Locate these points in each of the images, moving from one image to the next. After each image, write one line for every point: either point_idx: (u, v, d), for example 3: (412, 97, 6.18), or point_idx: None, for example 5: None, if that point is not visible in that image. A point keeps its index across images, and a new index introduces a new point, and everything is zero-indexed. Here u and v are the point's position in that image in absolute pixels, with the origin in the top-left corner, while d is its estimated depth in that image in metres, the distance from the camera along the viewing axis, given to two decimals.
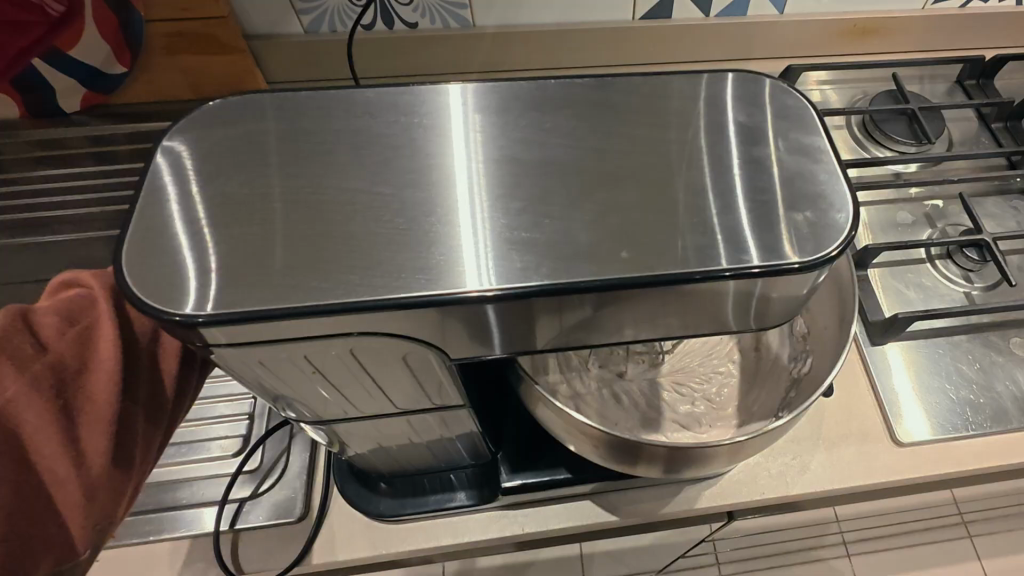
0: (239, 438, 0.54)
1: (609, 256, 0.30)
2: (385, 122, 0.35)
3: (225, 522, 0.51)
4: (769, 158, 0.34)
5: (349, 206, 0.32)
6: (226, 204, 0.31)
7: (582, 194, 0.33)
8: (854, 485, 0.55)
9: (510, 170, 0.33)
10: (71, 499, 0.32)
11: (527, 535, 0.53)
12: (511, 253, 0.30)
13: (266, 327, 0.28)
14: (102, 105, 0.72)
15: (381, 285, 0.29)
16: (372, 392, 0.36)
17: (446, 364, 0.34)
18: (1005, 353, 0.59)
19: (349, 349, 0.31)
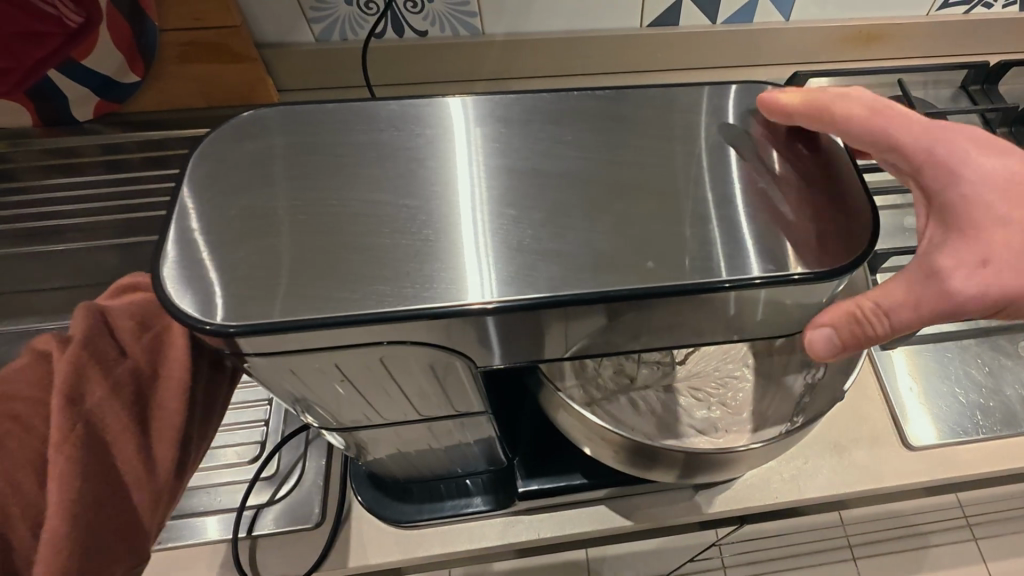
0: (255, 444, 0.54)
1: (626, 265, 0.31)
2: (407, 135, 0.35)
3: (242, 528, 0.51)
4: (776, 170, 0.34)
5: (369, 218, 0.32)
6: (253, 216, 0.32)
7: (595, 205, 0.33)
8: (865, 489, 0.55)
9: (525, 183, 0.34)
10: (144, 501, 0.35)
11: (541, 540, 0.53)
12: (527, 263, 0.31)
13: (291, 338, 0.29)
14: (114, 113, 0.73)
15: (399, 296, 0.29)
16: (397, 399, 0.37)
17: (471, 372, 0.35)
18: (1012, 356, 0.60)
19: (379, 358, 0.32)
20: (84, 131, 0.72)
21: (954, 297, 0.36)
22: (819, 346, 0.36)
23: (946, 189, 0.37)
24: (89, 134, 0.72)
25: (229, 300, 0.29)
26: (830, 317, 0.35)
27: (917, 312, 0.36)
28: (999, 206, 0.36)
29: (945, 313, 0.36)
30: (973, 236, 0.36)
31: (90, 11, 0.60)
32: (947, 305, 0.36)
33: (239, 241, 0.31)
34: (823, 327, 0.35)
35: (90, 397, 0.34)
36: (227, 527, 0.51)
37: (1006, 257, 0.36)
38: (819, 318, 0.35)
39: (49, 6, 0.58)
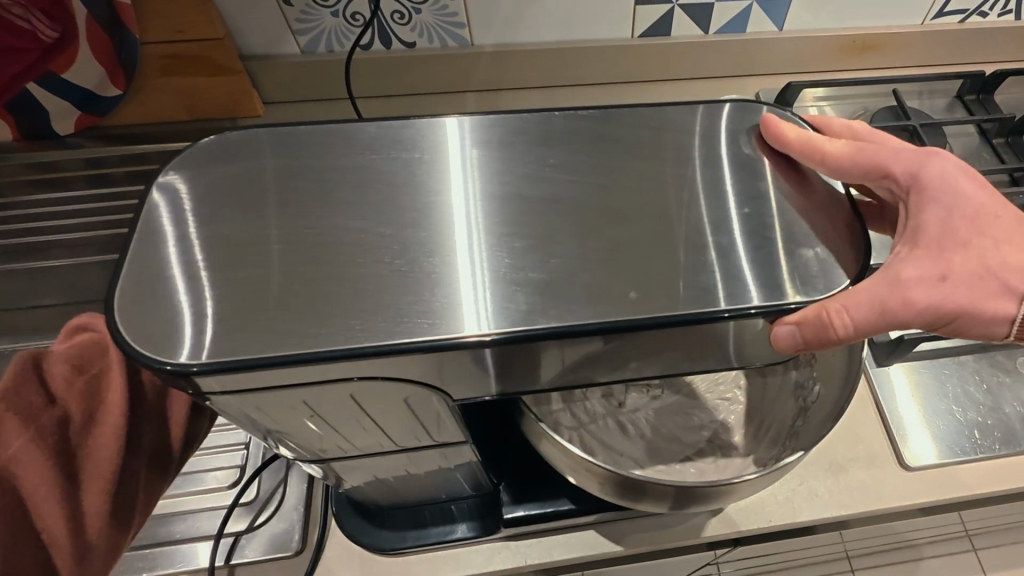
0: (236, 468, 0.53)
1: (617, 296, 0.30)
2: (389, 159, 0.34)
3: (220, 557, 0.50)
4: (770, 194, 0.33)
5: (347, 247, 0.31)
6: (228, 242, 0.31)
7: (587, 231, 0.32)
8: (861, 511, 0.54)
9: (510, 208, 0.32)
10: (69, 552, 0.37)
11: (529, 567, 0.52)
12: (515, 294, 0.29)
13: (263, 373, 0.27)
14: (98, 127, 0.72)
15: (380, 331, 0.28)
16: (372, 431, 0.36)
17: (447, 404, 0.33)
18: (1011, 373, 0.59)
19: (350, 393, 0.30)
20: (67, 146, 0.71)
21: (915, 309, 0.34)
22: (782, 343, 0.31)
23: (922, 215, 0.35)
24: (72, 148, 0.71)
25: (200, 335, 0.27)
26: (803, 314, 0.30)
27: (880, 321, 0.33)
28: (972, 233, 0.36)
29: (899, 327, 0.34)
30: (938, 252, 0.35)
31: (66, 27, 0.62)
32: (907, 317, 0.34)
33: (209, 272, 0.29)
34: (789, 324, 0.30)
35: (4, 452, 0.36)
36: (206, 556, 0.50)
37: (964, 275, 0.36)
38: (789, 315, 0.30)
39: (25, 22, 0.60)
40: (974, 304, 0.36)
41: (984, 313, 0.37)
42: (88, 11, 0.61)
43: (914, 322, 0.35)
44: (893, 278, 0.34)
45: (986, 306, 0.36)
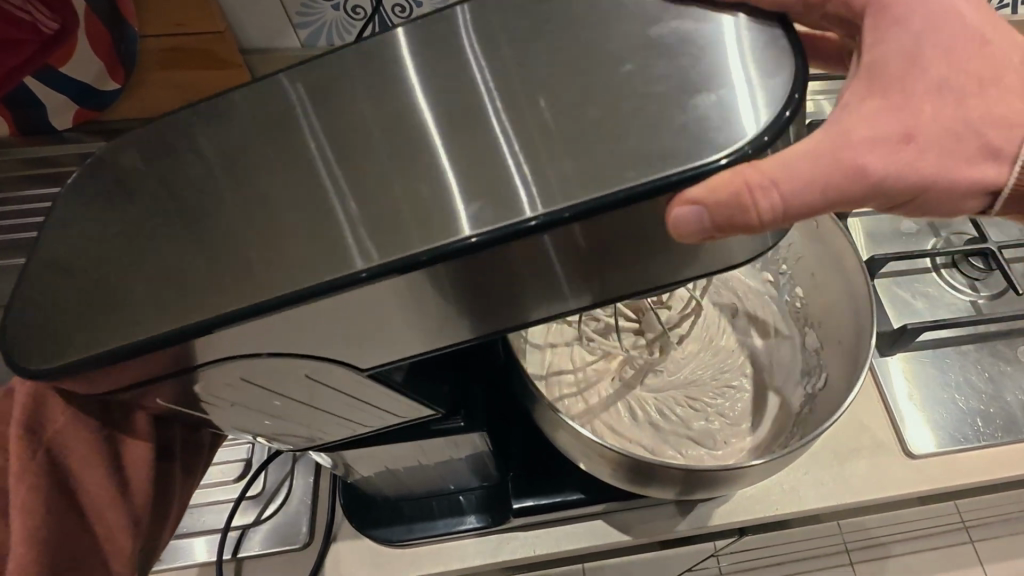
0: (241, 461, 0.53)
1: (448, 213, 0.25)
2: (258, 99, 0.30)
3: (228, 551, 0.50)
4: (665, 45, 0.26)
5: (206, 210, 0.28)
6: (316, 158, 0.28)
7: (437, 136, 0.27)
8: (866, 498, 0.54)
9: (352, 133, 0.28)
10: (117, 526, 0.35)
11: (537, 557, 0.52)
12: (345, 233, 0.26)
13: (248, 332, 0.26)
14: (95, 122, 0.71)
15: (225, 297, 0.26)
16: (338, 418, 0.36)
17: (358, 375, 0.31)
18: (1013, 363, 0.59)
19: (257, 384, 0.31)
20: (65, 140, 0.71)
21: (873, 182, 0.28)
22: (685, 230, 0.25)
23: (883, 48, 0.29)
24: (70, 143, 0.71)
25: (192, 302, 0.26)
26: (715, 189, 0.23)
27: (822, 198, 0.27)
28: (938, 72, 0.29)
29: (851, 206, 0.28)
30: (906, 101, 0.29)
31: (65, 17, 0.60)
32: (863, 192, 0.28)
33: (204, 234, 0.28)
34: (694, 204, 0.24)
35: (51, 425, 0.33)
36: (208, 549, 0.50)
37: (934, 130, 0.29)
38: (693, 191, 0.23)
39: (24, 13, 0.58)
40: (945, 166, 0.30)
41: (962, 183, 0.31)
42: (87, 3, 0.60)
43: (870, 199, 0.29)
44: (846, 142, 0.28)
45: (959, 173, 0.30)
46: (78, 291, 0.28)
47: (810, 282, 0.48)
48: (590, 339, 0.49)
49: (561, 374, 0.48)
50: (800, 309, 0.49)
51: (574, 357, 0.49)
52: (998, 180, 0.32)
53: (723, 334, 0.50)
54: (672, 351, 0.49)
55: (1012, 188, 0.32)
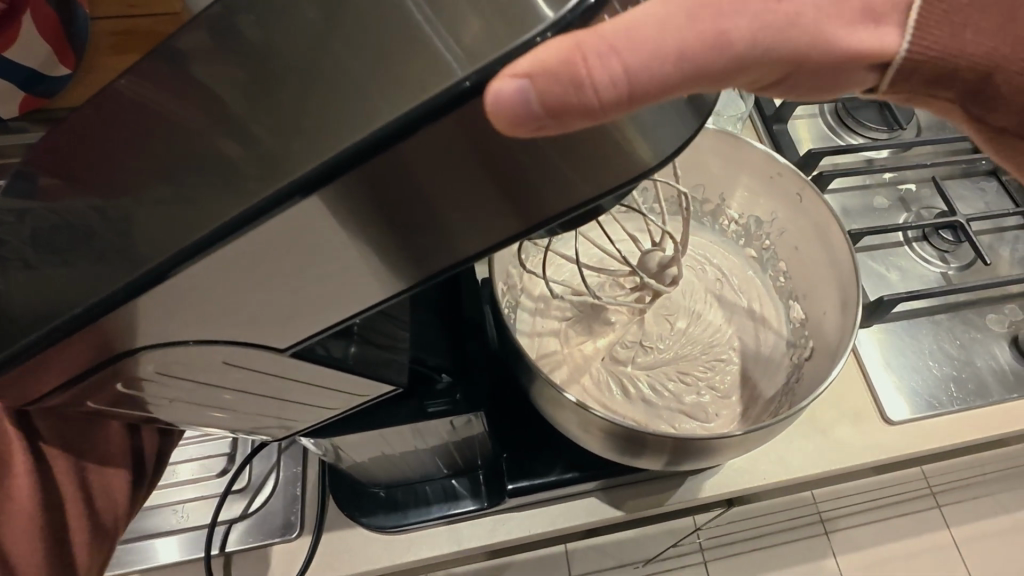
0: (224, 456, 0.52)
1: (301, 139, 0.22)
2: (167, 55, 0.28)
3: (216, 545, 0.49)
4: None
5: (115, 182, 0.27)
6: (202, 107, 0.25)
7: (287, 64, 0.24)
8: (849, 464, 0.55)
9: (223, 75, 0.25)
10: None
11: (533, 537, 0.52)
12: (214, 181, 0.23)
13: (217, 272, 0.23)
14: (44, 110, 0.67)
15: (125, 271, 0.24)
16: (291, 404, 0.34)
17: (286, 356, 0.29)
18: (981, 329, 0.61)
19: (182, 374, 0.30)
20: (14, 130, 0.67)
21: (728, 52, 0.22)
22: (508, 116, 0.19)
23: None
24: (19, 133, 0.67)
25: (145, 253, 0.24)
26: (543, 58, 0.19)
27: (671, 75, 0.21)
28: None
29: (713, 85, 0.23)
30: None
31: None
32: (722, 67, 0.22)
33: (239, 115, 0.24)
34: (520, 78, 0.19)
35: None
36: (196, 546, 0.49)
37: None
38: (517, 62, 0.19)
39: None
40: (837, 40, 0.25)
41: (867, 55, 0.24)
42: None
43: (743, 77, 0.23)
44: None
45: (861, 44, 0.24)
46: (39, 285, 0.28)
47: (792, 253, 0.49)
48: (573, 317, 0.49)
49: (549, 356, 0.47)
50: (785, 283, 0.51)
51: (563, 339, 0.48)
52: (887, 48, 0.25)
53: (711, 307, 0.50)
54: (659, 327, 0.49)
55: (905, 63, 0.25)
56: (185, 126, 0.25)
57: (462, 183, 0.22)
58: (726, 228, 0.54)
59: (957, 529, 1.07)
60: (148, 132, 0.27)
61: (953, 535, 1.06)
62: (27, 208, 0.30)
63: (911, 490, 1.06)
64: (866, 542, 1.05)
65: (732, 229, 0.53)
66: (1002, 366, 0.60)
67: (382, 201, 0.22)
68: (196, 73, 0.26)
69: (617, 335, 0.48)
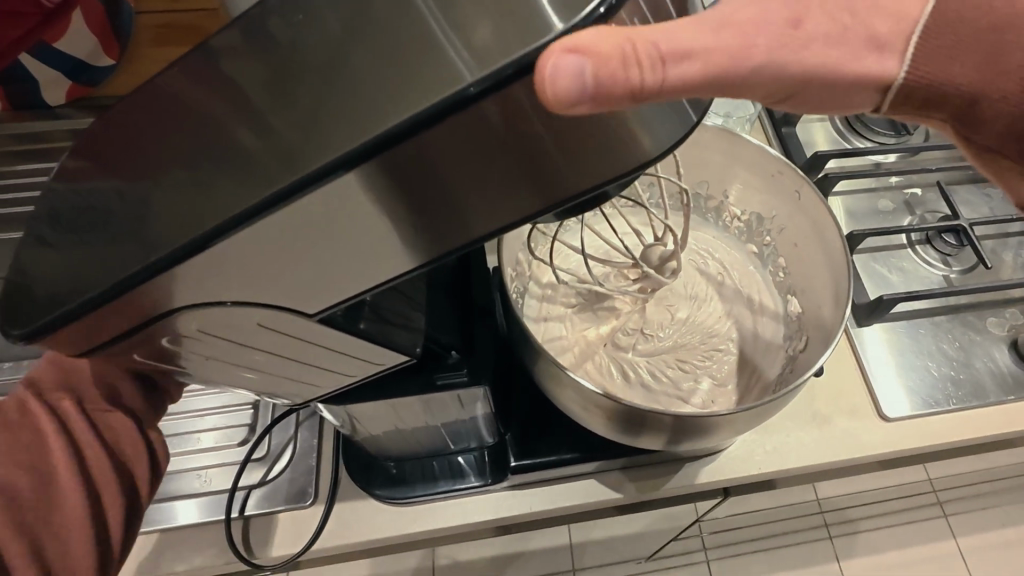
0: (244, 427, 0.55)
1: (330, 125, 0.24)
2: (207, 45, 0.30)
3: (236, 509, 0.52)
4: None
5: (153, 163, 0.29)
6: (236, 96, 0.28)
7: (319, 57, 0.26)
8: (845, 458, 0.57)
9: (258, 66, 0.28)
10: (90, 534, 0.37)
11: (534, 515, 0.54)
12: (248, 162, 0.26)
13: (252, 241, 0.26)
14: (86, 98, 0.71)
15: (164, 241, 0.27)
16: (312, 371, 0.37)
17: (309, 323, 0.32)
18: (981, 332, 0.63)
19: (217, 336, 0.32)
20: (57, 116, 0.71)
21: (748, 64, 0.25)
22: (562, 95, 0.22)
23: None
24: (61, 118, 0.71)
25: (185, 224, 0.26)
26: (597, 42, 0.22)
27: (699, 73, 0.24)
28: None
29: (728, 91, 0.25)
30: None
31: None
32: (738, 74, 0.25)
33: (263, 112, 0.26)
34: (575, 54, 0.21)
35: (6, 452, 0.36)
36: (218, 509, 0.52)
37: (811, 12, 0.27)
38: (572, 40, 0.21)
39: None
40: (817, 52, 0.27)
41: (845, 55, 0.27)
42: None
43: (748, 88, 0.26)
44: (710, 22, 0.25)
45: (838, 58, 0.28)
46: (82, 254, 0.30)
47: (791, 250, 0.51)
48: (579, 305, 0.51)
49: (555, 341, 0.49)
50: (784, 278, 0.52)
51: (568, 325, 0.50)
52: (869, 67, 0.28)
53: (711, 300, 0.52)
54: (661, 316, 0.51)
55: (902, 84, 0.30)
56: (212, 122, 0.28)
57: (472, 169, 0.25)
58: (729, 224, 0.56)
59: (963, 540, 1.07)
60: (177, 126, 0.29)
61: (959, 545, 1.06)
62: (72, 184, 0.33)
63: (917, 498, 1.07)
64: (871, 548, 1.06)
65: (735, 225, 0.55)
66: (1000, 367, 0.61)
67: (397, 184, 0.25)
68: (233, 65, 0.29)
69: (619, 322, 0.50)
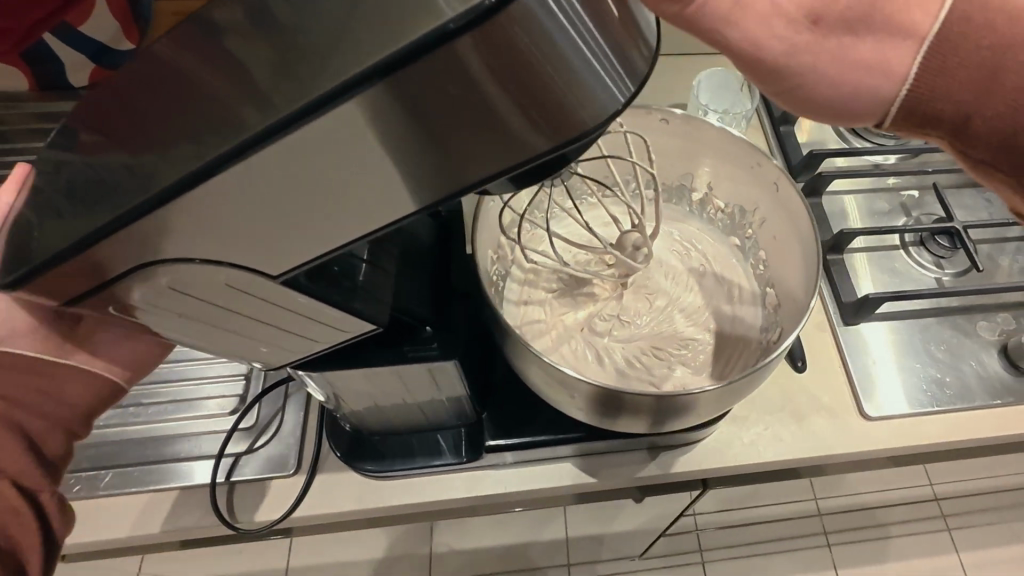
0: (236, 397, 0.58)
1: (277, 83, 0.25)
2: None
3: (222, 475, 0.54)
4: None
5: (124, 128, 0.30)
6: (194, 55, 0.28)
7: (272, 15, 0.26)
8: (823, 454, 0.57)
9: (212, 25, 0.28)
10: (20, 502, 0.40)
11: (509, 495, 0.55)
12: (202, 123, 0.27)
13: (210, 198, 0.28)
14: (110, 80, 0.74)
15: (131, 198, 0.28)
16: (284, 336, 0.39)
17: (274, 285, 0.33)
18: (971, 336, 0.62)
19: (188, 294, 0.34)
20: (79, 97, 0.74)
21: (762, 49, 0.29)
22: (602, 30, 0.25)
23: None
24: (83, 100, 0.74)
25: (148, 182, 0.28)
26: None
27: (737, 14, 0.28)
28: None
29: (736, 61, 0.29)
30: None
31: None
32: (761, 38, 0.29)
33: (264, 89, 0.25)
34: None
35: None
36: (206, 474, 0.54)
37: None
38: None
39: None
40: None
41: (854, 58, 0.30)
42: None
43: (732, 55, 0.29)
44: None
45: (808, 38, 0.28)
46: (64, 211, 0.32)
47: (771, 242, 0.51)
48: (559, 290, 0.52)
49: (533, 324, 0.51)
50: (764, 271, 0.53)
51: (547, 310, 0.51)
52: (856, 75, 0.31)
53: (690, 290, 0.53)
54: (639, 303, 0.52)
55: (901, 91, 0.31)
56: (215, 102, 0.26)
57: (412, 138, 0.26)
58: (713, 216, 0.56)
59: (965, 555, 1.06)
60: (182, 102, 0.27)
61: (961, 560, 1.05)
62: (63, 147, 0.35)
63: (919, 510, 1.06)
64: (869, 558, 1.05)
65: (719, 217, 0.56)
66: (988, 371, 0.60)
67: (341, 148, 0.26)
68: None
69: (596, 308, 0.51)
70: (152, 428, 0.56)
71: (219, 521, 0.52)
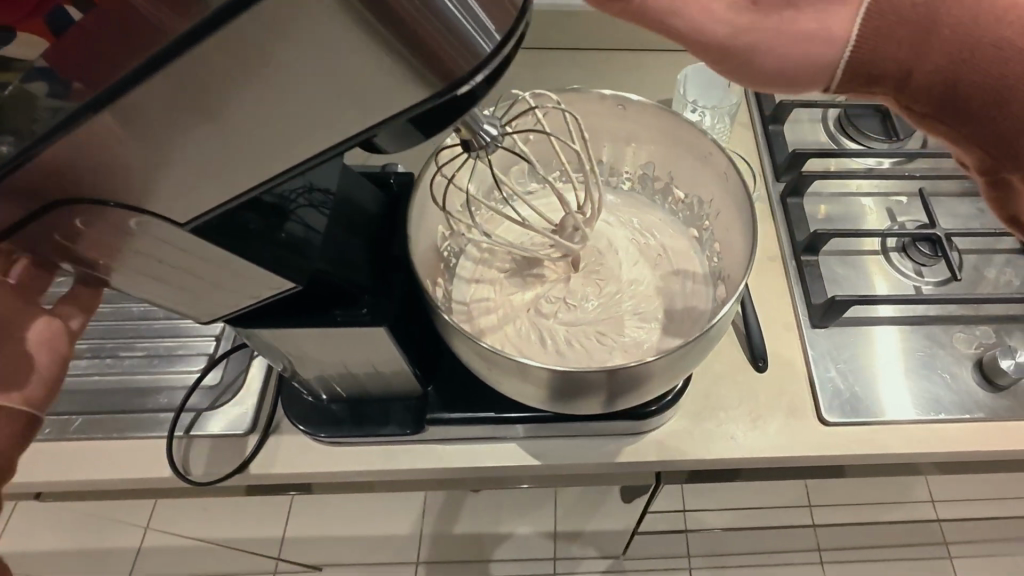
0: (205, 356, 0.61)
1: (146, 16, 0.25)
2: None
3: (181, 430, 0.57)
4: None
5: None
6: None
7: None
8: (775, 456, 0.56)
9: None
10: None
11: (452, 470, 0.56)
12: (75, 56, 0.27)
13: (104, 134, 0.29)
14: None
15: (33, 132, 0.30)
16: (210, 289, 0.40)
17: (187, 230, 0.35)
18: (946, 348, 0.60)
19: (105, 236, 0.35)
20: None
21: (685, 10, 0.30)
22: None
23: None
24: None
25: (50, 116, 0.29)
26: None
27: None
28: None
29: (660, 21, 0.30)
30: None
31: None
32: None
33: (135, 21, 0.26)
34: None
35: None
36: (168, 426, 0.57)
37: None
38: None
39: None
40: None
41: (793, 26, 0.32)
42: None
43: None
44: None
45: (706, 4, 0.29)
46: None
47: (722, 230, 0.51)
48: (511, 269, 0.53)
49: (481, 302, 0.52)
50: (717, 263, 0.52)
51: (496, 288, 0.52)
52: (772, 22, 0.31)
53: (642, 277, 0.53)
54: (586, 287, 0.52)
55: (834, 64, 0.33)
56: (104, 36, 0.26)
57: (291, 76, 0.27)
58: (676, 206, 0.57)
59: None
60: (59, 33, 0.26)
61: None
62: None
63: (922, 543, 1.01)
64: None
65: (681, 207, 0.56)
66: (959, 384, 0.58)
67: (220, 87, 0.27)
68: None
69: (543, 289, 0.51)
70: (127, 379, 0.59)
71: (173, 472, 0.54)
